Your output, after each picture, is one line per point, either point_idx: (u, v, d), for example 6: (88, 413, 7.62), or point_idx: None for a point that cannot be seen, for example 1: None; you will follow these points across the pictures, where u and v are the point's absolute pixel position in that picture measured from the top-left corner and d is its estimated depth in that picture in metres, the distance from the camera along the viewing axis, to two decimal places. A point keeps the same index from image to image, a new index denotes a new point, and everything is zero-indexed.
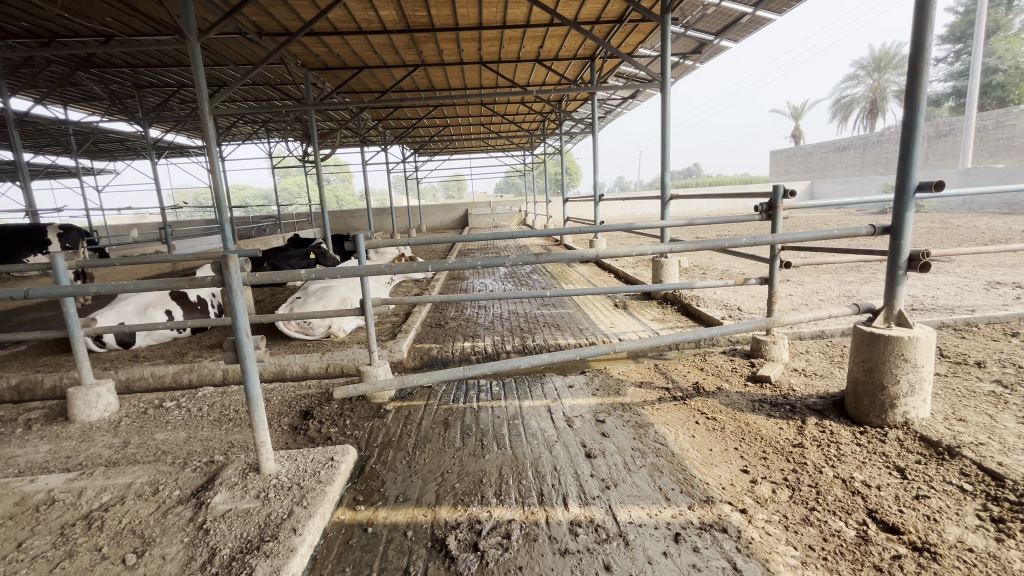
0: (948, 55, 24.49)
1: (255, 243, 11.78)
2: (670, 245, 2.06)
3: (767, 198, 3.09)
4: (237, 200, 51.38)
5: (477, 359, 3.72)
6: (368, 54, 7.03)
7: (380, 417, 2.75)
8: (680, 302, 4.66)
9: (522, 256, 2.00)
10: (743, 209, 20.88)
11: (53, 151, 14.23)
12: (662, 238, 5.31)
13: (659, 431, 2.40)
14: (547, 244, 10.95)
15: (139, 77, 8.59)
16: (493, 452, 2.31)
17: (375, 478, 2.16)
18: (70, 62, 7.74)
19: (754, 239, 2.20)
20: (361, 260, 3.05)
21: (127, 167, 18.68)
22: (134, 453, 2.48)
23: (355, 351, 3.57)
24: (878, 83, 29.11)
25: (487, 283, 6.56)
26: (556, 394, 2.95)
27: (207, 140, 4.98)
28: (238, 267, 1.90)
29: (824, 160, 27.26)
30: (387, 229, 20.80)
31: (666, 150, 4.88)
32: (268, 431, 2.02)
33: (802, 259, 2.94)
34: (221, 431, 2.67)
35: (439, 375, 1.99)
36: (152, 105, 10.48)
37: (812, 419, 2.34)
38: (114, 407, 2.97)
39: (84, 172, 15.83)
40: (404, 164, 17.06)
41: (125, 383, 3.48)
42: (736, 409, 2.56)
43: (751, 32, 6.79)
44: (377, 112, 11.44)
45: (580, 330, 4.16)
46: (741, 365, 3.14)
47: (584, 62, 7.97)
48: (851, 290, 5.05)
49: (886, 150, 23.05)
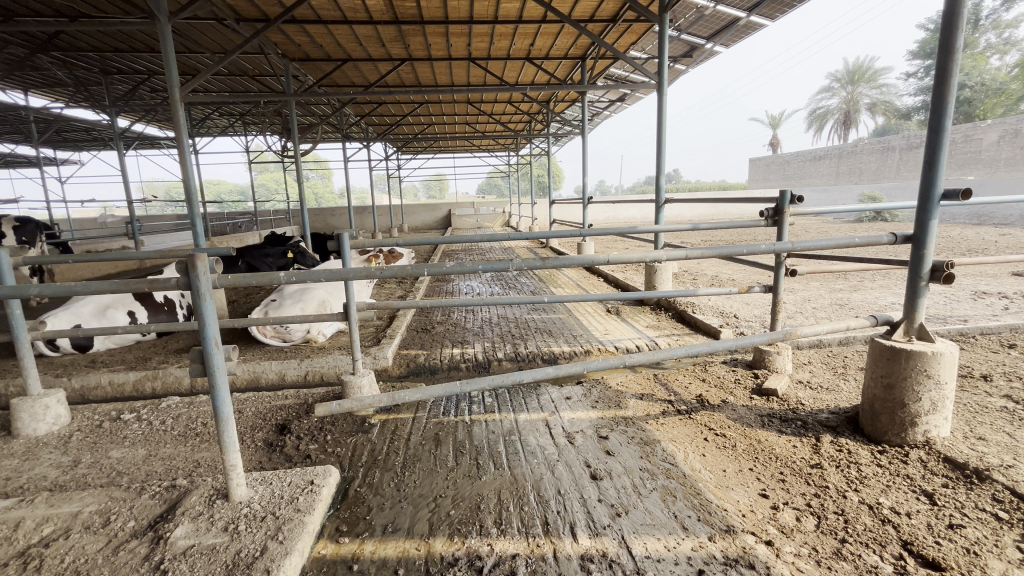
0: (919, 70, 25.33)
1: (229, 240, 11.32)
2: (685, 251, 1.89)
3: (773, 203, 2.98)
4: (211, 195, 49.94)
5: (468, 368, 3.52)
6: (353, 46, 6.75)
7: (364, 432, 2.53)
8: (675, 309, 4.55)
9: (525, 260, 1.81)
10: (724, 215, 21.20)
11: (12, 138, 13.47)
12: (655, 243, 5.19)
13: (667, 449, 2.25)
14: (533, 248, 10.80)
15: (107, 62, 8.13)
16: (490, 473, 2.12)
17: (360, 504, 1.95)
18: (29, 43, 7.25)
19: (772, 247, 1.96)
20: (345, 261, 2.82)
21: (92, 157, 17.84)
22: (85, 474, 2.21)
23: (336, 358, 3.36)
24: (851, 95, 29.95)
25: (474, 285, 6.37)
26: (554, 406, 2.78)
27: (177, 129, 4.64)
28: (207, 267, 1.67)
29: (801, 169, 27.86)
30: (368, 228, 20.39)
31: (661, 153, 4.77)
32: (239, 452, 1.79)
33: (808, 267, 2.83)
34: (185, 448, 2.41)
35: (434, 391, 1.78)
36: (120, 92, 9.95)
37: (827, 436, 2.21)
38: (66, 419, 2.67)
39: (46, 162, 15.02)
40: (387, 162, 16.73)
41: (80, 392, 3.19)
42: (745, 425, 2.43)
43: (743, 37, 6.76)
44: (360, 107, 11.12)
45: (574, 337, 4.00)
46: (745, 376, 3.03)
47: (575, 62, 7.86)
48: (842, 298, 5.03)
49: (860, 161, 23.67)
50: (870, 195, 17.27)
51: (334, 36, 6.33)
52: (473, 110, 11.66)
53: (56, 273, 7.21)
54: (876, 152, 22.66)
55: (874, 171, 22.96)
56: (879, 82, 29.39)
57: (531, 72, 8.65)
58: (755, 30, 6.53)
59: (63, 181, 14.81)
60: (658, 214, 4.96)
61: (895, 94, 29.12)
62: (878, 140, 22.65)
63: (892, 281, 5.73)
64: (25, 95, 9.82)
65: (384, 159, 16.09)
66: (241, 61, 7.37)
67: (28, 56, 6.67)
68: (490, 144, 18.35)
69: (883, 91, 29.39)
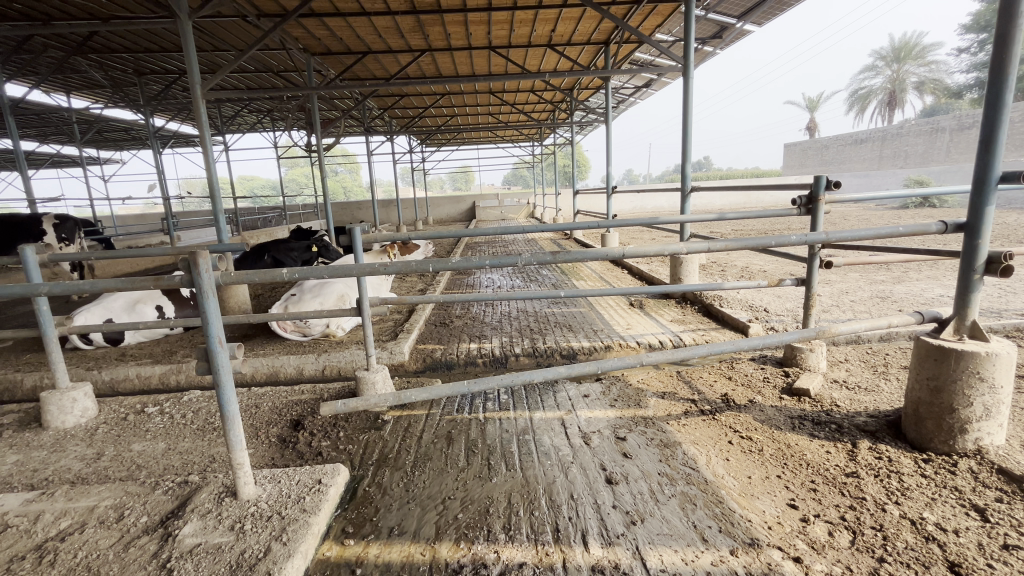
0: (972, 45, 23.72)
1: (258, 234, 11.60)
2: (708, 243, 1.75)
3: (807, 190, 2.79)
4: (246, 190, 51.62)
5: (484, 363, 3.46)
6: (372, 38, 6.72)
7: (377, 429, 2.51)
8: (702, 302, 4.37)
9: (534, 255, 1.72)
10: (757, 203, 20.48)
11: (58, 139, 14.13)
12: (681, 234, 4.98)
13: (688, 452, 2.13)
14: (557, 239, 10.67)
15: (139, 63, 8.37)
16: (500, 475, 2.06)
17: (368, 504, 1.92)
18: (67, 46, 7.52)
19: (805, 237, 1.79)
20: (357, 256, 2.79)
21: (132, 156, 18.59)
22: (107, 467, 2.26)
23: (352, 353, 3.36)
24: (897, 74, 28.32)
25: (495, 279, 6.31)
26: (571, 404, 2.69)
27: (200, 127, 4.70)
28: (210, 265, 1.64)
29: (840, 153, 26.58)
30: (394, 221, 20.59)
31: (687, 139, 4.56)
32: (246, 451, 1.78)
33: (845, 259, 2.62)
34: (202, 442, 2.44)
35: (441, 391, 1.71)
36: (154, 92, 10.27)
37: (865, 442, 2.05)
38: (93, 412, 2.75)
39: (90, 161, 15.71)
40: (411, 154, 16.80)
41: (109, 384, 3.29)
42: (773, 427, 2.29)
43: (777, 15, 6.41)
44: (383, 100, 11.15)
45: (594, 331, 3.89)
46: (774, 375, 2.86)
47: (598, 47, 7.63)
48: (883, 290, 4.74)
49: (906, 144, 22.45)
50: (916, 179, 16.37)
51: (353, 29, 6.30)
52: (496, 100, 11.53)
53: (95, 268, 7.52)
54: (924, 134, 21.46)
55: (921, 154, 21.84)
56: (928, 59, 27.69)
57: (553, 59, 8.46)
58: (790, 6, 6.17)
59: (105, 178, 15.46)
60: (684, 203, 4.75)
61: (945, 72, 27.38)
62: (925, 121, 21.45)
63: (940, 272, 5.38)
64: (67, 97, 10.24)
65: (409, 152, 16.15)
66: (265, 57, 7.47)
67: (65, 58, 6.91)
68: (515, 135, 18.19)
69: (932, 68, 27.68)
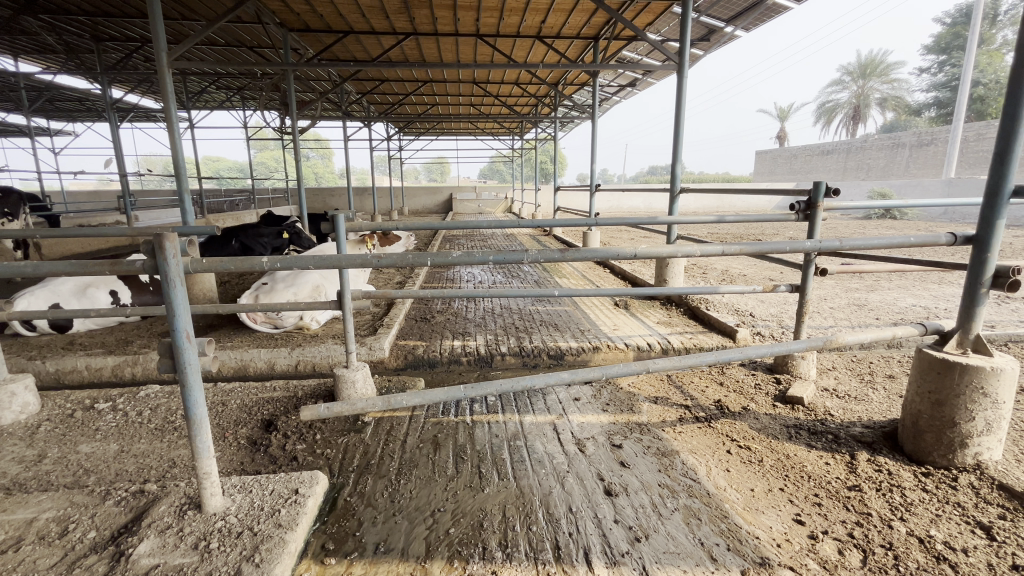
0: (932, 66, 24.85)
1: (224, 218, 11.05)
2: (721, 247, 1.66)
3: (805, 196, 2.76)
4: (211, 170, 49.56)
5: (468, 362, 3.33)
6: (354, 17, 6.41)
7: (357, 432, 2.34)
8: (687, 305, 4.35)
9: (541, 252, 1.59)
10: (729, 207, 20.99)
11: (3, 106, 13.08)
12: (668, 235, 4.95)
13: (687, 462, 2.06)
14: (537, 236, 10.61)
15: (98, 28, 7.76)
16: (493, 485, 1.93)
17: (350, 517, 1.76)
18: (15, 5, 6.88)
19: (817, 245, 1.70)
20: (339, 244, 2.59)
21: (86, 128, 17.41)
22: (49, 471, 2.02)
23: (329, 348, 3.17)
24: (862, 89, 29.43)
25: (476, 275, 6.17)
26: (562, 408, 2.58)
27: (164, 99, 4.34)
28: (177, 250, 1.45)
29: (808, 163, 27.44)
30: (368, 211, 20.09)
31: (678, 141, 4.52)
32: (213, 459, 1.59)
33: (839, 267, 2.61)
34: (161, 444, 2.22)
35: (435, 396, 1.58)
36: (113, 61, 9.58)
37: (863, 454, 2.02)
38: (34, 407, 2.47)
39: (39, 131, 14.62)
40: (388, 142, 16.35)
41: (54, 376, 3.01)
42: (770, 436, 2.24)
43: (765, 21, 6.46)
44: (362, 84, 10.76)
45: (581, 331, 3.80)
46: (766, 382, 2.83)
47: (588, 42, 7.54)
48: (859, 298, 4.84)
49: (869, 157, 23.44)
50: (879, 192, 17.07)
51: (335, 6, 5.98)
52: (480, 90, 11.32)
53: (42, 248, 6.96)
54: (886, 148, 22.48)
55: (882, 167, 22.92)
56: (891, 77, 28.93)
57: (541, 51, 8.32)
58: (779, 13, 6.22)
59: (55, 151, 14.42)
60: (672, 205, 4.70)
61: (907, 90, 28.63)
62: (888, 136, 22.46)
63: (910, 281, 5.54)
64: (14, 61, 9.44)
65: (386, 140, 15.70)
66: (238, 30, 7.04)
67: None
68: (494, 128, 17.97)
69: (895, 86, 28.91)
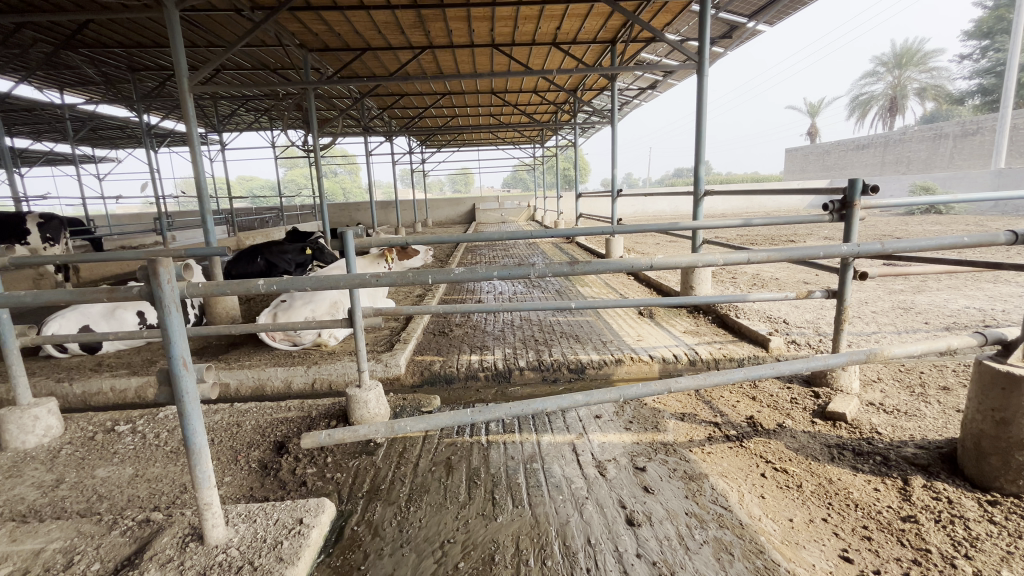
0: (974, 52, 23.61)
1: (254, 235, 11.37)
2: (747, 254, 1.52)
3: (839, 195, 2.57)
4: (245, 189, 51.56)
5: (486, 378, 3.24)
6: (371, 34, 6.50)
7: (368, 454, 2.27)
8: (716, 313, 4.15)
9: (548, 266, 1.50)
10: (759, 208, 20.38)
11: (52, 137, 13.87)
12: (693, 241, 4.76)
13: (718, 487, 1.90)
14: (559, 244, 10.49)
15: (133, 59, 8.13)
16: (507, 513, 1.82)
17: (356, 549, 1.68)
18: (57, 40, 7.27)
19: (856, 249, 1.52)
20: (349, 262, 2.55)
21: (127, 154, 18.29)
22: (66, 497, 2.02)
23: (345, 365, 3.16)
24: (898, 80, 28.23)
25: (496, 286, 6.10)
26: (581, 427, 2.45)
27: (187, 123, 4.45)
28: (173, 275, 1.39)
29: (841, 159, 26.37)
30: (393, 223, 20.40)
31: (700, 142, 4.35)
32: (214, 489, 1.53)
33: (881, 270, 2.40)
34: (174, 468, 2.20)
35: (440, 421, 1.47)
36: (148, 89, 10.02)
37: (918, 479, 1.82)
38: (57, 430, 2.50)
39: (85, 159, 15.43)
40: (411, 155, 16.57)
41: (81, 398, 3.09)
42: (809, 457, 2.06)
43: (790, 14, 6.22)
44: (383, 100, 10.94)
45: (603, 343, 3.65)
46: (803, 396, 2.63)
47: (605, 46, 7.44)
48: (904, 301, 4.52)
49: (908, 149, 22.37)
50: (922, 186, 16.19)
51: (351, 24, 6.06)
52: (499, 100, 11.34)
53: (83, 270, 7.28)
54: (926, 140, 21.40)
55: (924, 160, 21.83)
56: (929, 65, 27.64)
57: (558, 58, 8.26)
58: (804, 5, 5.98)
59: (100, 177, 15.20)
60: (697, 208, 4.50)
61: (947, 78, 27.28)
62: (928, 128, 21.39)
63: (961, 281, 5.17)
64: (59, 94, 10.00)
65: (408, 153, 15.90)
66: (261, 53, 7.25)
67: (54, 52, 6.65)
68: (516, 136, 18.00)
69: (934, 74, 27.60)
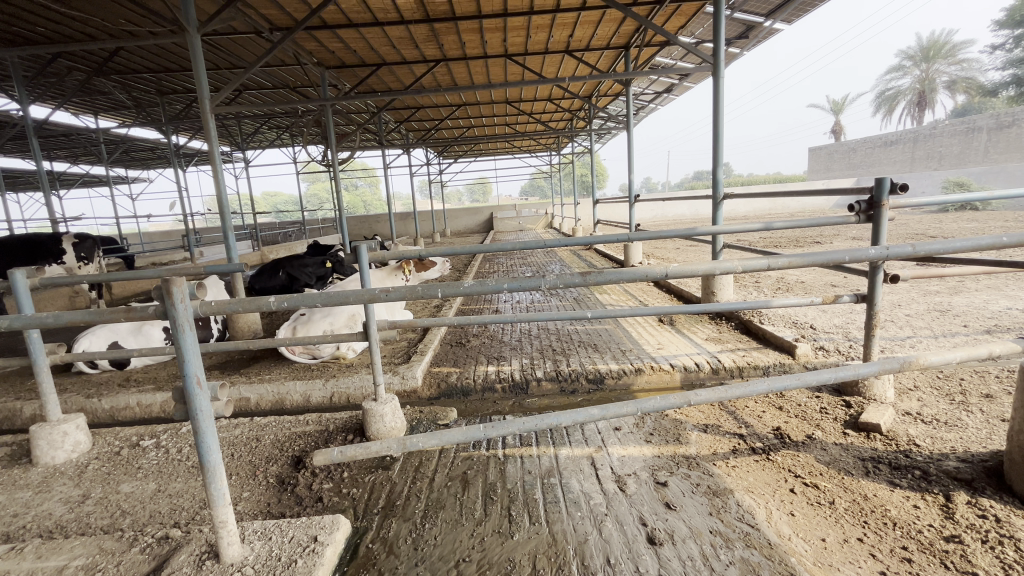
0: (1007, 41, 22.70)
1: (277, 249, 11.62)
2: (767, 260, 1.45)
3: (866, 195, 2.46)
4: (270, 204, 52.94)
5: (503, 389, 3.21)
6: (386, 49, 6.62)
7: (384, 469, 2.26)
8: (739, 319, 4.03)
9: (559, 277, 1.46)
10: (783, 209, 19.95)
11: (88, 161, 14.53)
12: (714, 245, 4.64)
13: (743, 503, 1.81)
14: (578, 252, 10.42)
15: (161, 83, 8.45)
16: (523, 530, 1.77)
17: (370, 567, 1.66)
18: (90, 68, 7.61)
19: (884, 252, 1.44)
20: (364, 276, 2.56)
21: (158, 175, 18.98)
22: (91, 512, 2.06)
23: (362, 378, 3.19)
24: (926, 73, 27.37)
25: (514, 296, 6.07)
26: (600, 439, 2.39)
27: (210, 142, 4.57)
28: (186, 294, 1.39)
29: (868, 156, 25.57)
30: (413, 234, 20.62)
31: (718, 145, 4.26)
32: (229, 506, 1.52)
33: (914, 273, 2.29)
34: (195, 484, 2.23)
35: (452, 437, 1.43)
36: (175, 111, 10.38)
37: (962, 495, 1.70)
38: (85, 446, 2.56)
39: (118, 180, 16.08)
40: (428, 167, 16.75)
41: (109, 413, 3.18)
42: (842, 471, 1.96)
43: (808, 11, 6.08)
44: (399, 113, 11.12)
45: (622, 352, 3.58)
46: (834, 406, 2.51)
47: (618, 52, 7.41)
48: (940, 303, 4.32)
49: (940, 145, 21.57)
50: (956, 182, 15.59)
51: (367, 40, 6.18)
52: (514, 109, 11.39)
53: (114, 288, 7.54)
54: (959, 134, 20.65)
55: (957, 154, 21.01)
56: (959, 57, 26.70)
57: (572, 65, 8.26)
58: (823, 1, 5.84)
59: (132, 197, 15.80)
60: (717, 212, 4.39)
61: (979, 69, 26.31)
62: (960, 121, 20.62)
63: (1002, 281, 4.92)
64: (94, 119, 10.45)
65: (426, 165, 16.08)
66: (281, 72, 7.45)
67: (88, 79, 6.96)
68: (532, 145, 18.06)
69: (964, 66, 26.66)
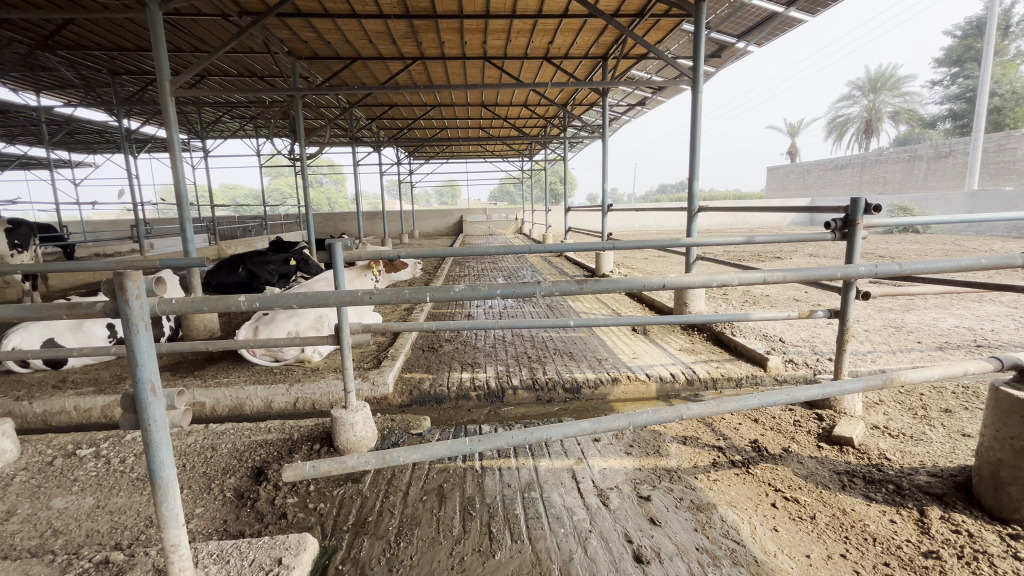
0: (944, 78, 24.51)
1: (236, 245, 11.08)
2: (762, 274, 1.42)
3: (841, 213, 2.53)
4: (228, 197, 50.74)
5: (478, 398, 3.11)
6: (361, 43, 6.43)
7: (354, 482, 2.13)
8: (711, 330, 4.10)
9: (552, 285, 1.39)
10: (742, 225, 20.69)
11: (27, 141, 13.44)
12: (687, 257, 4.71)
13: (728, 518, 1.79)
14: (549, 259, 10.44)
15: (113, 62, 7.91)
16: (506, 548, 1.69)
17: None
18: (33, 40, 7.03)
19: (874, 270, 1.43)
20: (337, 276, 2.41)
21: (106, 160, 17.82)
22: (15, 532, 1.83)
23: (329, 383, 3.03)
24: (873, 103, 29.21)
25: (486, 301, 5.98)
26: (580, 451, 2.33)
27: (168, 127, 4.27)
28: (141, 289, 1.23)
29: (820, 178, 26.98)
30: (379, 235, 20.16)
31: (694, 159, 4.34)
32: (182, 528, 1.35)
33: (884, 290, 2.36)
34: (140, 499, 2.02)
35: (436, 451, 1.32)
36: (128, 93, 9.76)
37: (935, 510, 1.74)
38: (11, 455, 2.29)
39: (60, 164, 14.94)
40: (398, 167, 16.45)
41: (42, 417, 2.89)
42: (820, 485, 1.98)
43: (778, 35, 6.32)
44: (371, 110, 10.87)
45: (598, 361, 3.56)
46: (807, 419, 2.55)
47: (596, 61, 7.50)
48: (895, 320, 4.53)
49: (885, 170, 23.00)
50: (900, 206, 16.60)
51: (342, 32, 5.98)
52: (488, 113, 11.34)
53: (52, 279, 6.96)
54: (902, 162, 22.06)
55: (900, 180, 22.43)
56: (902, 90, 28.62)
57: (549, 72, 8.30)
58: (793, 27, 6.08)
59: (76, 182, 14.75)
60: (691, 225, 4.45)
61: (919, 102, 28.29)
62: (903, 149, 22.06)
63: (948, 301, 5.22)
64: (35, 96, 9.69)
65: (396, 165, 15.79)
66: (247, 59, 7.11)
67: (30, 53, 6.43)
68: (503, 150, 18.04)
69: (907, 99, 28.58)
